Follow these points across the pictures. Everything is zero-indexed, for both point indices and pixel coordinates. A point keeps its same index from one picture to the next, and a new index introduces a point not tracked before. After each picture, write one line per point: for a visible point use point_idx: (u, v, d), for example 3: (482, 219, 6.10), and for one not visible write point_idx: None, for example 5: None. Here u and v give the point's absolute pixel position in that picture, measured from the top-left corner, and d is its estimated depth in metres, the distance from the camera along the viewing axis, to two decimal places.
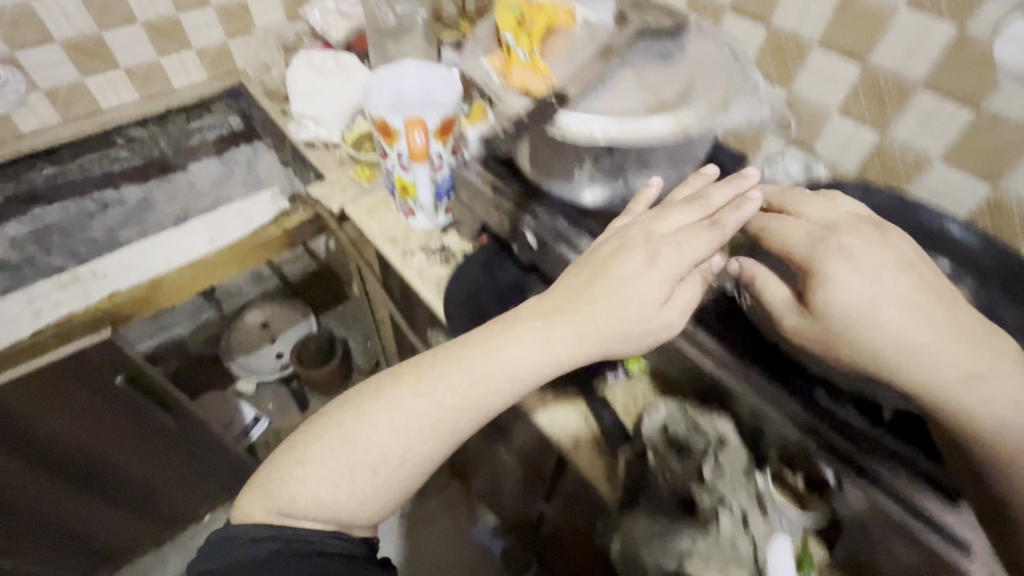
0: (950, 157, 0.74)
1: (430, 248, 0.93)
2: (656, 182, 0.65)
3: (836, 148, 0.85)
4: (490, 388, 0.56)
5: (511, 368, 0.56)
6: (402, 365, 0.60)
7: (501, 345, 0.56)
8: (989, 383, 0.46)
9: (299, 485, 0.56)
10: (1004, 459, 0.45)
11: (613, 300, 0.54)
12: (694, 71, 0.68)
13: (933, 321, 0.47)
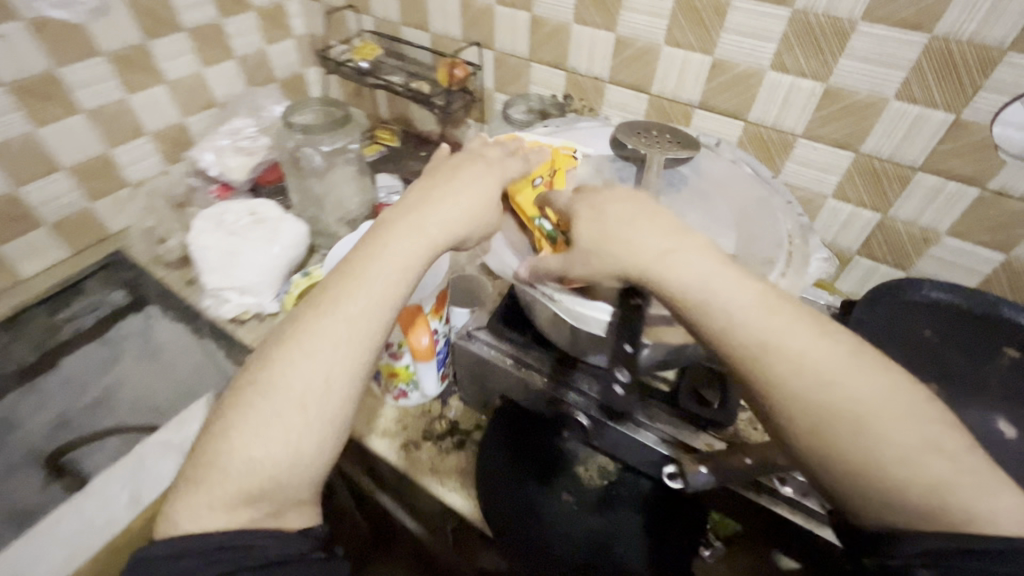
0: (957, 230, 0.74)
1: (436, 433, 0.76)
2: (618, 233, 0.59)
3: (835, 228, 0.84)
4: (386, 293, 0.48)
5: (404, 259, 0.50)
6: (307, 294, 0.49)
7: (402, 228, 0.51)
8: (685, 259, 0.47)
9: (231, 440, 0.42)
10: (783, 383, 0.41)
11: (444, 214, 0.53)
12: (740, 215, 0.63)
13: (647, 228, 0.50)
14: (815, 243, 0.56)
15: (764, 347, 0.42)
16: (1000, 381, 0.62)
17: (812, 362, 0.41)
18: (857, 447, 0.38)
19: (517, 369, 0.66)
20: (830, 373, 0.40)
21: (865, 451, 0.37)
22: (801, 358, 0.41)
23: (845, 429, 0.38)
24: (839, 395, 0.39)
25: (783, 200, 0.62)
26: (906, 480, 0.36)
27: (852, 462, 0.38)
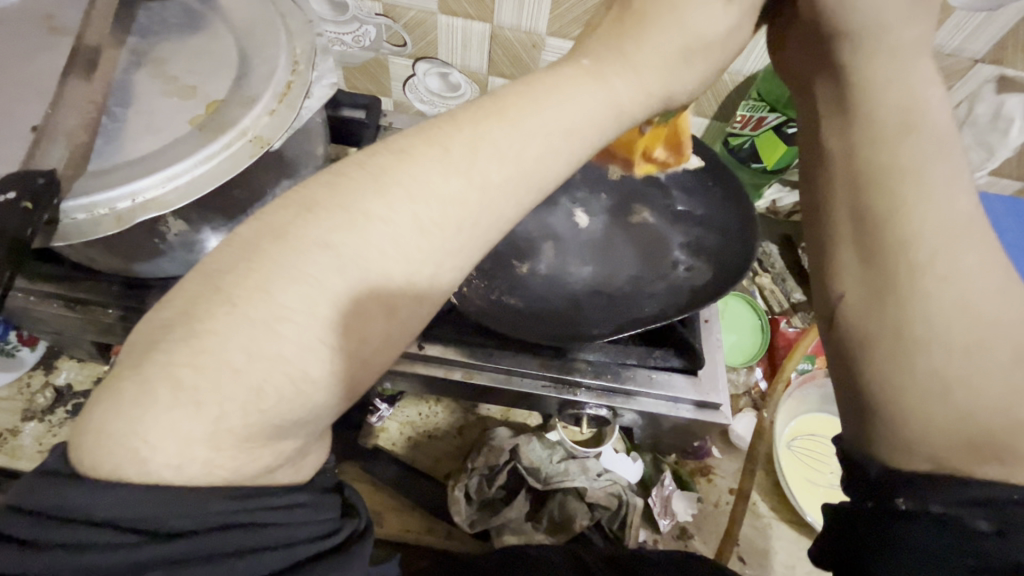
0: (556, 30, 0.69)
1: (34, 411, 0.60)
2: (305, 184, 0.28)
3: (458, 51, 0.75)
4: (445, 217, 0.28)
5: (441, 226, 0.28)
6: (311, 274, 0.26)
7: (504, 130, 0.29)
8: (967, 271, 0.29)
9: (134, 456, 0.23)
10: (910, 204, 0.31)
11: (527, 140, 0.29)
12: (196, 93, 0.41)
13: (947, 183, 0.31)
14: (326, 68, 0.43)
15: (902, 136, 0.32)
16: (583, 174, 0.61)
17: (948, 197, 0.31)
18: (923, 310, 0.30)
19: (71, 312, 0.51)
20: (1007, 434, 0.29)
21: (916, 359, 0.30)
22: (931, 186, 0.31)
23: (887, 242, 0.31)
24: (967, 255, 0.30)
25: (303, 17, 0.46)
26: (959, 394, 0.29)
27: (917, 368, 0.30)
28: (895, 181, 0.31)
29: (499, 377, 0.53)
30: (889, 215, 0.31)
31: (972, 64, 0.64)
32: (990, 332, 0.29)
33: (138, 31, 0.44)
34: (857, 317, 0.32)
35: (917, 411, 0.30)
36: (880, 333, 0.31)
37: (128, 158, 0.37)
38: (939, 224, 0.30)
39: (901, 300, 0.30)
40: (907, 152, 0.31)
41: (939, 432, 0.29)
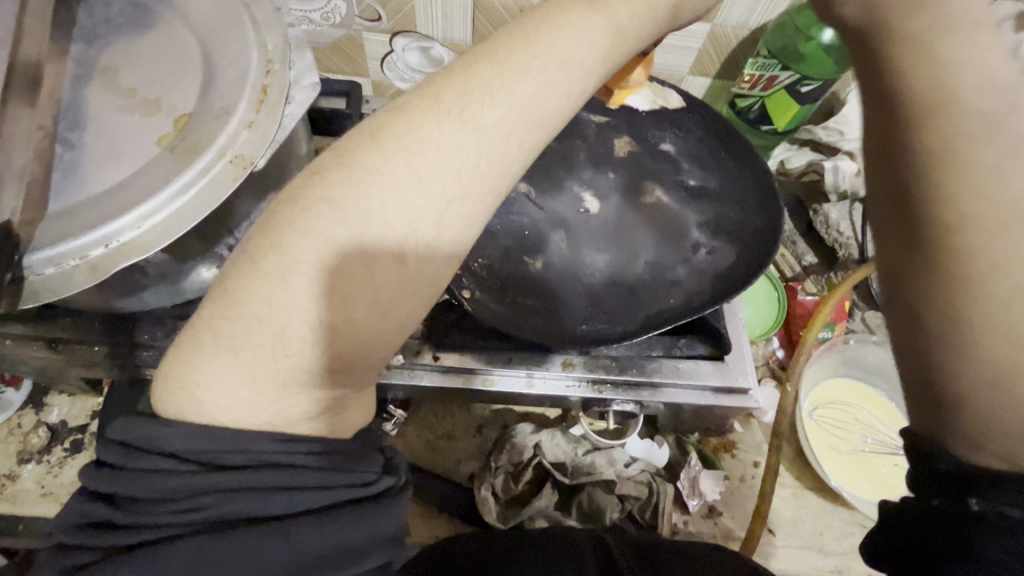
0: None
1: (31, 451, 0.57)
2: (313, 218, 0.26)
3: (439, 22, 0.68)
4: (450, 168, 0.27)
5: (437, 173, 0.27)
6: (322, 228, 0.26)
7: (498, 73, 0.28)
8: None
9: (190, 404, 0.26)
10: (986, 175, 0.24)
11: (525, 82, 0.28)
12: (162, 111, 0.36)
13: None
14: (304, 65, 0.38)
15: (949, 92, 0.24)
16: (588, 152, 0.56)
17: (1012, 162, 0.24)
18: (990, 290, 0.24)
19: (53, 353, 0.47)
20: None
21: (975, 348, 0.24)
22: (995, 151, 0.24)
23: (940, 219, 0.24)
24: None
25: (269, 3, 0.40)
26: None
27: (975, 358, 0.24)
28: (945, 143, 0.24)
29: (520, 380, 0.51)
30: (937, 181, 0.24)
31: None
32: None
33: (80, 36, 0.38)
34: (908, 298, 0.26)
35: (980, 404, 0.24)
36: (941, 316, 0.25)
37: (92, 195, 0.32)
38: (1004, 192, 0.23)
39: (961, 281, 0.24)
40: (965, 118, 0.24)
41: (1008, 429, 0.24)
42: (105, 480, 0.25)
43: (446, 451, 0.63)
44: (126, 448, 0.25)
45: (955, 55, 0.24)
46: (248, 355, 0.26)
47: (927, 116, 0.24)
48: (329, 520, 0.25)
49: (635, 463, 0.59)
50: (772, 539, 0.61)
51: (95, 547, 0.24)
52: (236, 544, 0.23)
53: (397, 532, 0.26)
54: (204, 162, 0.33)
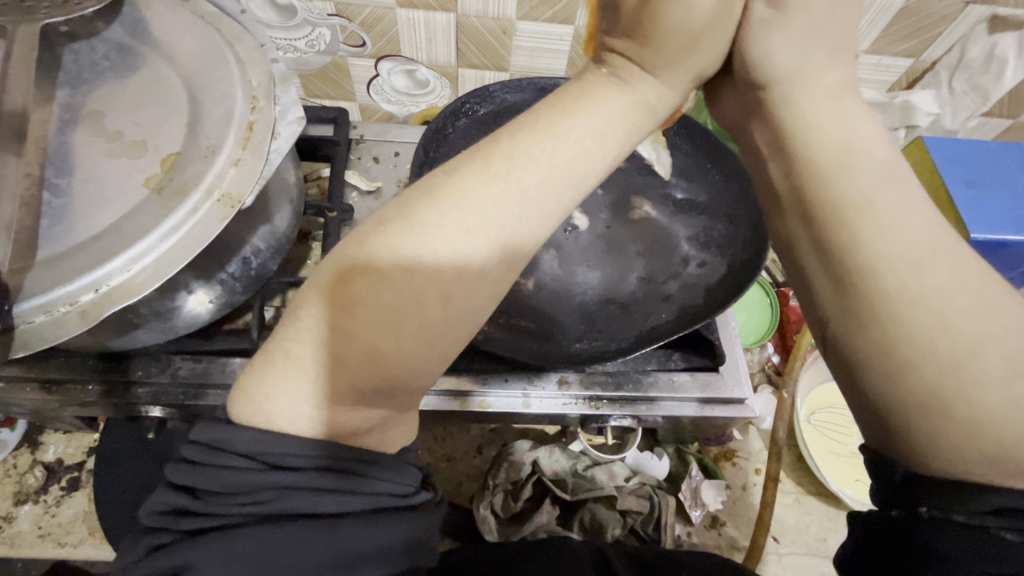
0: (525, 13, 0.63)
1: (27, 491, 0.56)
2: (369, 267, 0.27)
3: (423, 45, 0.69)
4: (499, 216, 0.27)
5: (485, 225, 0.27)
6: (383, 263, 0.27)
7: (541, 137, 0.27)
8: (935, 285, 0.27)
9: (260, 414, 0.26)
10: (866, 235, 0.27)
11: (542, 147, 0.27)
12: (150, 153, 0.36)
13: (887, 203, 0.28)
14: (288, 100, 0.38)
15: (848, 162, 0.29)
16: None
17: (884, 223, 0.27)
18: (911, 326, 0.26)
19: (48, 393, 0.47)
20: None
21: (906, 379, 0.26)
22: (890, 208, 0.28)
23: (858, 266, 0.27)
24: (938, 264, 0.27)
25: (253, 41, 0.41)
26: (963, 404, 0.26)
27: (911, 387, 0.26)
28: (847, 203, 0.28)
29: (517, 401, 0.51)
30: (847, 234, 0.28)
31: (962, 8, 0.61)
32: (983, 335, 0.26)
33: (66, 80, 0.39)
34: (840, 340, 0.28)
35: (934, 425, 0.26)
36: (870, 354, 0.27)
37: (81, 239, 0.33)
38: (904, 240, 0.27)
39: (882, 321, 0.27)
40: (859, 183, 0.28)
41: (948, 452, 0.26)
42: (187, 472, 0.26)
43: (445, 472, 0.62)
44: (198, 446, 0.26)
45: (846, 131, 0.29)
46: (299, 372, 0.26)
47: (832, 181, 0.29)
48: (382, 522, 0.25)
49: (637, 476, 0.59)
50: (778, 546, 0.61)
51: (173, 530, 0.25)
52: (300, 543, 0.24)
53: (430, 542, 0.27)
54: (196, 201, 0.34)
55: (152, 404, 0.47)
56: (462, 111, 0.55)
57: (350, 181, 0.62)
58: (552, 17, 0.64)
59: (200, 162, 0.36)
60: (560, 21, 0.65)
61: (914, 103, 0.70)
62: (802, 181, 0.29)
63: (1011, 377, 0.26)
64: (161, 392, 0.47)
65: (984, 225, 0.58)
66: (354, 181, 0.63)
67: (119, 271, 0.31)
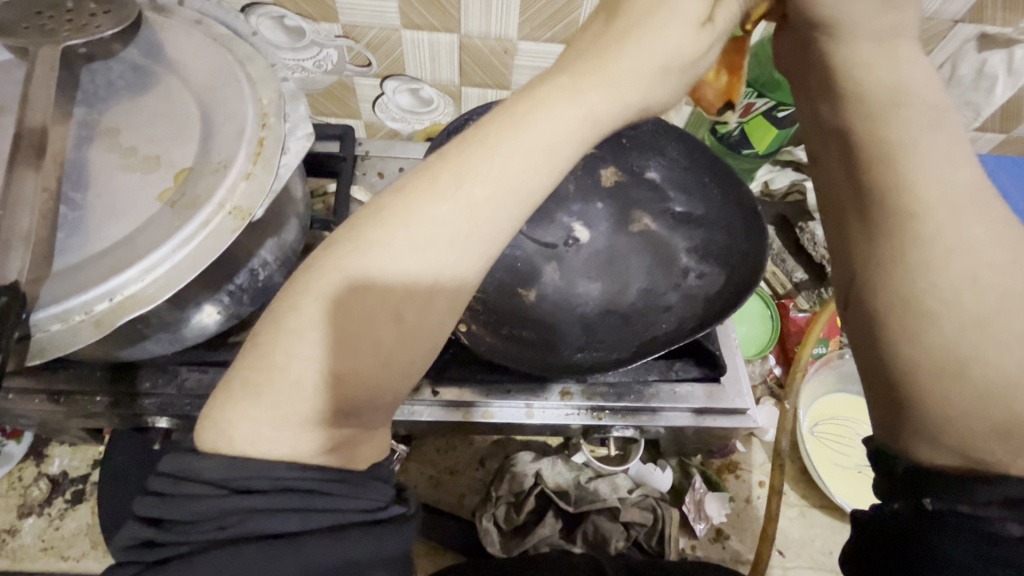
0: (526, 33, 0.65)
1: (31, 504, 0.57)
2: (328, 283, 0.27)
3: (427, 64, 0.71)
4: (449, 228, 0.27)
5: (436, 239, 0.27)
6: (333, 289, 0.27)
7: (484, 154, 0.27)
8: (973, 242, 0.27)
9: (224, 436, 0.27)
10: (911, 193, 0.28)
11: (518, 147, 0.27)
12: (165, 168, 0.38)
13: (940, 162, 0.28)
14: (298, 117, 0.40)
15: (899, 103, 0.30)
16: (579, 185, 0.58)
17: (933, 181, 0.28)
18: (938, 280, 0.27)
19: (55, 404, 0.47)
20: None
21: (925, 332, 0.27)
22: (934, 156, 0.29)
23: (899, 218, 0.28)
24: (976, 221, 0.27)
25: (263, 61, 0.43)
26: (983, 372, 0.26)
27: (931, 343, 0.27)
28: (890, 147, 0.30)
29: (520, 411, 0.51)
30: (887, 178, 0.29)
31: (953, 25, 0.62)
32: (1012, 300, 0.26)
33: (84, 99, 0.40)
34: (869, 287, 0.29)
35: (940, 397, 0.27)
36: (898, 302, 0.28)
37: (96, 251, 0.34)
38: (948, 189, 0.28)
39: (909, 270, 0.28)
40: (908, 129, 0.29)
41: (964, 420, 0.26)
42: (152, 503, 0.26)
43: (448, 485, 0.62)
44: (166, 475, 0.26)
45: (899, 75, 0.31)
46: (267, 393, 0.27)
47: (880, 124, 0.30)
48: (343, 539, 0.26)
49: (640, 488, 0.59)
50: (783, 560, 0.60)
51: (138, 562, 0.25)
52: (259, 562, 0.24)
53: (401, 558, 0.27)
54: (208, 214, 0.35)
55: (158, 414, 0.48)
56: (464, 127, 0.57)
57: (355, 196, 0.64)
58: (550, 37, 0.66)
59: (211, 176, 0.37)
60: (559, 41, 0.67)
61: None
62: (853, 123, 0.32)
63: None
64: (167, 403, 0.47)
65: None
66: (359, 197, 0.64)
67: (131, 284, 0.32)
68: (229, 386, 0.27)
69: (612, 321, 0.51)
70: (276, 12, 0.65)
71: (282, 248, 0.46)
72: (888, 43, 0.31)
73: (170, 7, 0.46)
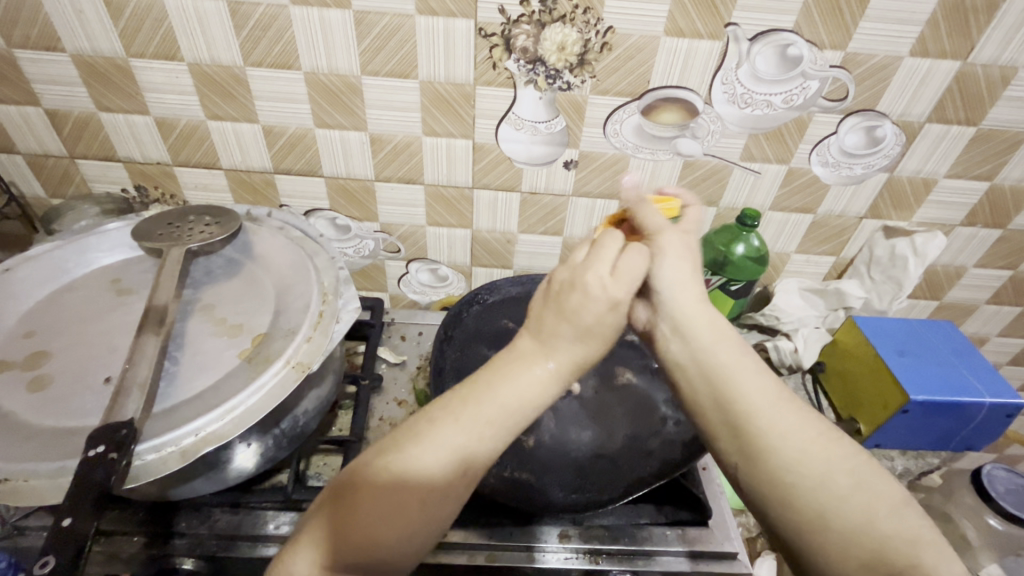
0: (525, 228, 0.84)
1: None
2: (377, 468, 0.39)
3: (445, 250, 0.88)
4: (493, 414, 0.40)
5: (490, 424, 0.40)
6: (391, 470, 0.38)
7: (481, 396, 0.41)
8: (789, 424, 0.40)
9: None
10: (741, 395, 0.42)
11: (521, 376, 0.42)
12: (246, 333, 0.49)
13: (752, 370, 0.43)
14: (349, 294, 0.52)
15: (720, 341, 0.44)
16: None
17: (753, 385, 0.42)
18: (782, 456, 0.39)
19: (95, 545, 0.52)
20: (885, 536, 0.36)
21: (793, 493, 0.38)
22: (749, 373, 0.43)
23: (744, 414, 0.41)
24: (788, 411, 0.41)
25: (326, 255, 0.57)
26: (836, 518, 0.37)
27: (801, 502, 0.38)
28: (722, 370, 0.43)
29: (521, 556, 0.54)
30: (730, 391, 0.42)
31: (859, 220, 0.81)
32: (830, 462, 0.39)
33: (191, 283, 0.54)
34: (747, 472, 0.40)
35: (825, 542, 0.36)
36: (768, 480, 0.39)
37: (188, 397, 0.43)
38: (766, 392, 0.42)
39: (766, 454, 0.39)
40: (731, 357, 0.43)
41: (841, 561, 0.36)
42: None
43: None
44: None
45: (713, 328, 0.45)
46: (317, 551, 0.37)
47: (711, 355, 0.44)
48: None
49: None
50: None
51: None
52: None
53: None
54: (276, 369, 0.45)
55: (186, 557, 0.52)
56: (475, 300, 0.70)
57: (381, 355, 0.75)
58: (544, 231, 0.84)
59: (280, 340, 0.47)
60: (551, 233, 0.85)
61: (845, 289, 0.84)
62: (694, 357, 0.44)
63: (860, 491, 0.37)
64: (196, 544, 0.52)
65: (920, 388, 0.68)
66: (384, 356, 0.75)
67: (215, 423, 0.41)
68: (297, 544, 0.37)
69: (606, 464, 0.56)
70: (331, 215, 0.84)
71: (316, 400, 0.55)
72: (697, 302, 0.46)
73: (260, 218, 0.62)
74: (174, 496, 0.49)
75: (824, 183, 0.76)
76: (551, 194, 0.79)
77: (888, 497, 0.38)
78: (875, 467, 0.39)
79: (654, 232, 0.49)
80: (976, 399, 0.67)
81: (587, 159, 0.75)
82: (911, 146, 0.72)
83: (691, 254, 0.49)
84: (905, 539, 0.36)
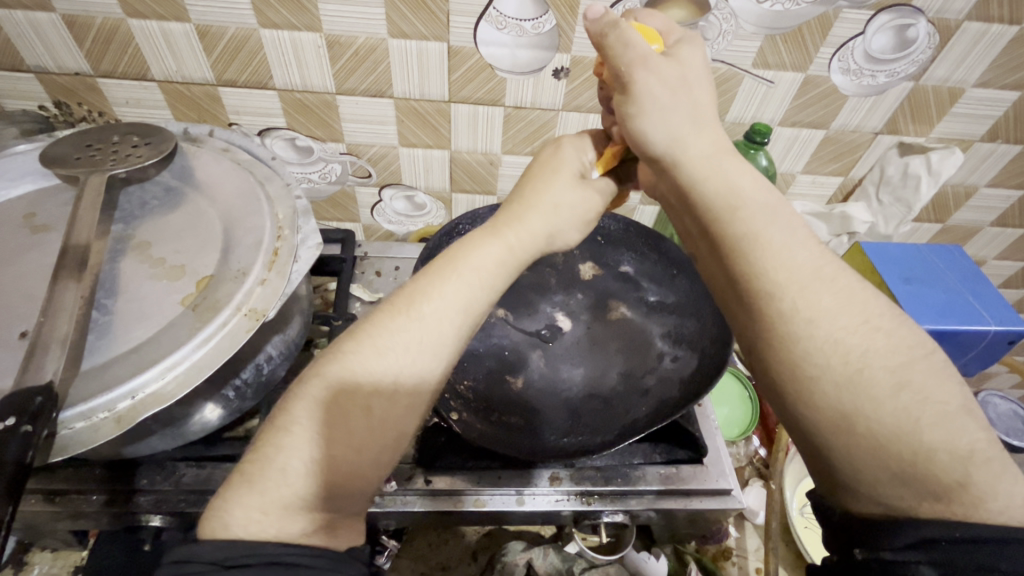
0: (508, 148, 0.75)
1: None
2: (330, 375, 0.33)
3: (421, 174, 0.80)
4: (454, 305, 0.35)
5: (451, 315, 0.35)
6: (347, 377, 0.33)
7: (437, 283, 0.36)
8: (823, 302, 0.32)
9: (220, 524, 0.30)
10: (760, 270, 0.33)
11: (478, 261, 0.37)
12: (185, 275, 0.43)
13: (778, 232, 0.34)
14: (308, 228, 0.45)
15: (738, 206, 0.35)
16: (563, 278, 0.63)
17: (783, 249, 0.34)
18: (809, 343, 0.31)
19: (48, 505, 0.47)
20: (934, 448, 0.28)
21: (813, 395, 0.30)
22: (777, 235, 0.34)
23: (759, 293, 0.33)
24: (828, 285, 0.33)
25: (280, 181, 0.49)
26: (866, 421, 0.29)
27: (822, 405, 0.30)
28: (744, 237, 0.34)
29: (511, 498, 0.53)
30: (744, 265, 0.34)
31: (874, 136, 0.74)
32: (870, 355, 0.30)
33: (120, 217, 0.46)
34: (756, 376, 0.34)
35: (850, 447, 0.29)
36: (786, 383, 0.31)
37: (120, 351, 0.37)
38: (797, 260, 0.33)
39: (787, 341, 0.31)
40: (754, 219, 0.35)
41: (869, 473, 0.29)
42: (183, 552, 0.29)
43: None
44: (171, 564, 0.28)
45: (729, 183, 0.36)
46: (263, 485, 0.30)
47: (729, 222, 0.35)
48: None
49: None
50: None
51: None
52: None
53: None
54: (224, 314, 0.39)
55: (153, 513, 0.49)
56: (457, 222, 0.64)
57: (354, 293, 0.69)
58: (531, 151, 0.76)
59: (226, 277, 0.42)
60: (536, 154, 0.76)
61: (851, 213, 0.79)
62: (705, 227, 0.37)
63: (906, 393, 0.29)
64: (162, 500, 0.49)
65: (924, 316, 0.65)
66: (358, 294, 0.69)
67: (154, 382, 0.35)
68: (240, 478, 0.31)
69: (603, 395, 0.54)
70: (289, 135, 0.74)
71: (281, 354, 0.50)
72: (705, 156, 0.38)
73: (201, 137, 0.53)
74: (129, 454, 0.45)
75: (843, 95, 0.68)
76: (538, 108, 0.70)
77: (944, 404, 0.29)
78: (931, 370, 0.30)
79: (629, 72, 0.40)
80: (980, 327, 0.64)
81: (579, 66, 0.65)
82: (945, 49, 0.63)
83: (684, 85, 0.39)
84: (955, 453, 0.28)
